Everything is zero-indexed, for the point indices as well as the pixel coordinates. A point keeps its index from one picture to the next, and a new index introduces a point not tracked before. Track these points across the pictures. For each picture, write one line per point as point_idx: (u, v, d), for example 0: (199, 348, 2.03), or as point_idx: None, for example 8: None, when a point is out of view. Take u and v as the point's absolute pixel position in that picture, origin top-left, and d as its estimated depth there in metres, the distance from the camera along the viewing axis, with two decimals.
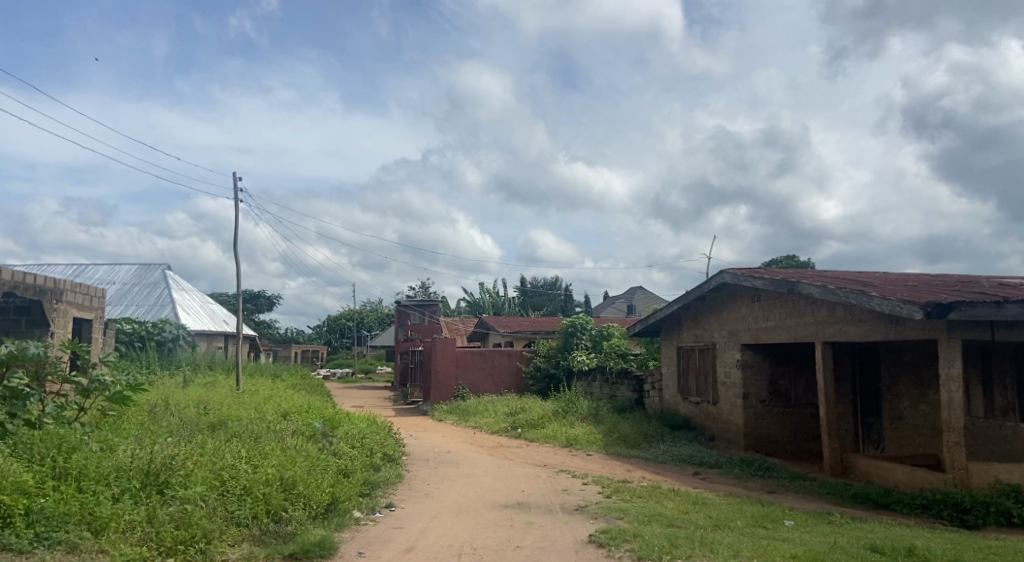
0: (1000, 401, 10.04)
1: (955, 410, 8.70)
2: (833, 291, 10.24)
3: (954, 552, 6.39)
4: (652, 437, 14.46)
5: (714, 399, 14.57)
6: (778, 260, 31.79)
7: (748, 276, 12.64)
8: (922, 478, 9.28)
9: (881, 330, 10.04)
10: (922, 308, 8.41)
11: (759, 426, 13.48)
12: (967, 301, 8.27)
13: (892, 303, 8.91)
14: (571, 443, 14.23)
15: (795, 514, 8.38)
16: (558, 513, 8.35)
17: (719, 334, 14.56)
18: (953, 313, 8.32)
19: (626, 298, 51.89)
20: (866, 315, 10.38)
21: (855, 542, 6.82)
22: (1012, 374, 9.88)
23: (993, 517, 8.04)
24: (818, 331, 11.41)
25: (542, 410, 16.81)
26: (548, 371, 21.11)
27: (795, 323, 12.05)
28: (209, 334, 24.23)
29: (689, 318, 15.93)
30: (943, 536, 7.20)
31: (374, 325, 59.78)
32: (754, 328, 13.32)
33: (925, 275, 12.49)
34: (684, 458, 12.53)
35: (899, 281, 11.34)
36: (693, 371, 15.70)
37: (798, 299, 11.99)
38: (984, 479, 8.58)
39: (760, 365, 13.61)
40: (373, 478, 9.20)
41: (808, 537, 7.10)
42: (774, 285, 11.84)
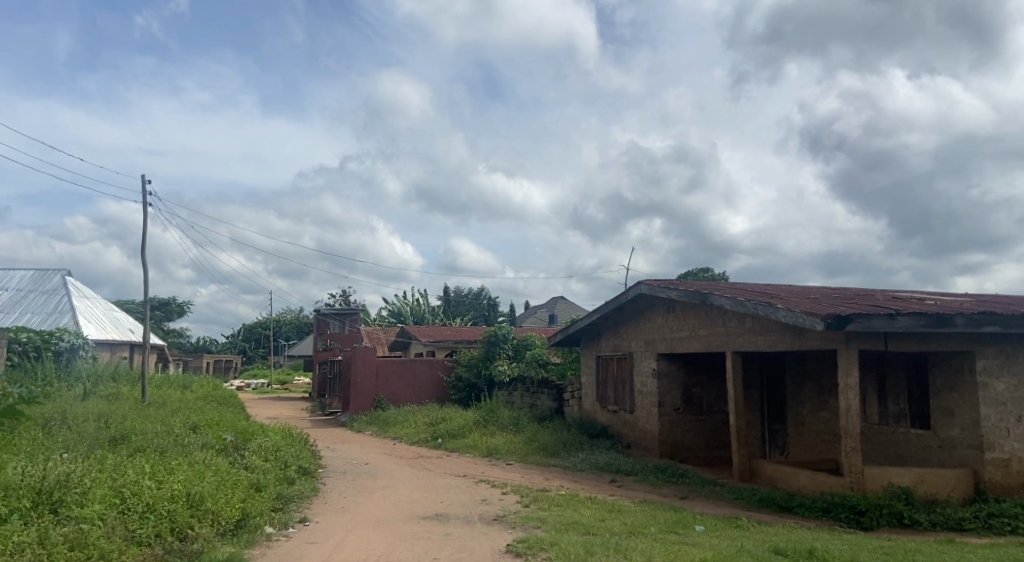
0: (894, 408, 10.67)
1: (853, 417, 9.18)
2: (742, 302, 10.65)
3: (850, 551, 6.76)
4: (571, 445, 14.65)
5: (631, 408, 14.89)
6: (693, 270, 32.83)
7: (664, 287, 13.00)
8: (822, 482, 9.72)
9: (787, 340, 10.49)
10: (823, 319, 8.80)
11: (673, 434, 13.85)
12: (864, 313, 8.70)
13: (796, 315, 9.33)
14: (491, 453, 14.26)
15: (705, 519, 8.65)
16: (477, 523, 8.35)
17: (636, 344, 14.91)
18: (851, 324, 8.72)
19: (548, 308, 52.42)
20: (772, 326, 10.84)
21: (761, 544, 7.10)
22: (903, 383, 10.51)
23: (887, 519, 8.50)
24: (729, 341, 11.83)
25: (463, 420, 16.77)
26: (470, 381, 21.04)
27: (707, 333, 12.47)
28: (112, 343, 23.11)
29: (608, 328, 16.23)
30: (840, 538, 7.58)
31: (291, 333, 58.36)
32: (669, 338, 13.70)
33: (828, 288, 13.12)
34: (601, 466, 12.75)
35: (802, 292, 12.16)
36: (611, 379, 16.00)
37: (711, 310, 12.42)
38: (878, 482, 9.04)
39: (675, 374, 14.00)
40: (286, 493, 8.93)
41: (717, 541, 7.35)
42: (688, 297, 12.22)
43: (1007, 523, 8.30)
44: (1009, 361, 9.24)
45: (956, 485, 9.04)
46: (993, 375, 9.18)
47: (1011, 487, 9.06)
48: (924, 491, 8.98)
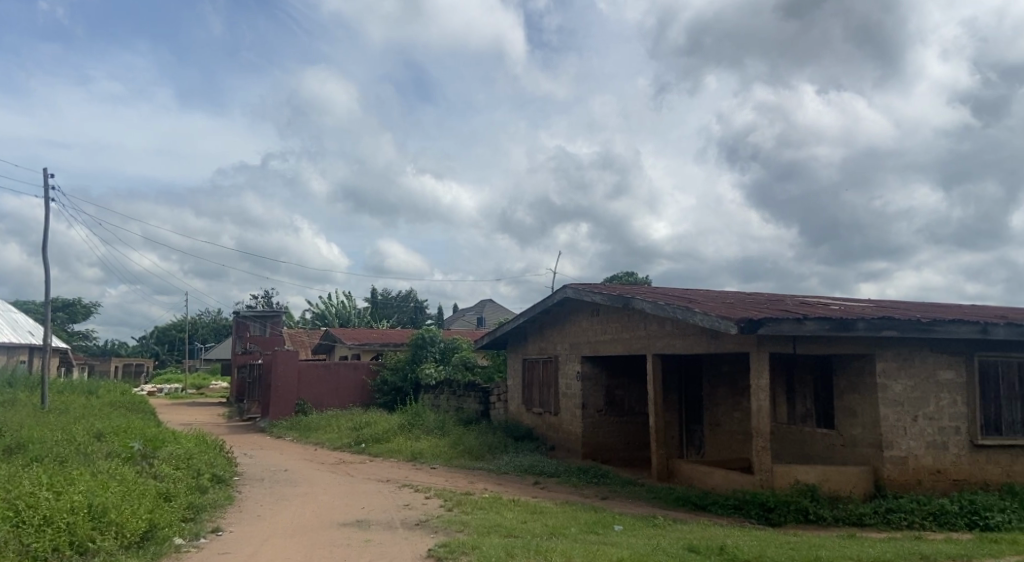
0: (801, 409, 11.16)
1: (763, 417, 9.53)
2: (662, 306, 10.92)
3: (758, 547, 7.02)
4: (496, 447, 14.68)
5: (555, 410, 15.05)
6: (619, 274, 33.39)
7: (589, 291, 13.20)
8: (735, 480, 10.05)
9: (704, 343, 10.81)
10: (736, 323, 9.12)
11: (595, 436, 14.06)
12: (774, 317, 9.06)
13: (712, 319, 9.63)
14: (415, 457, 14.15)
15: (624, 518, 8.81)
16: (398, 529, 8.28)
17: (561, 347, 15.08)
18: (762, 328, 9.06)
19: (476, 310, 52.40)
20: (690, 330, 11.15)
21: (676, 543, 7.28)
22: (810, 385, 11.00)
23: (794, 515, 8.86)
24: (650, 344, 12.10)
25: (387, 424, 16.59)
26: (395, 384, 20.83)
27: (630, 337, 12.72)
28: (10, 346, 21.83)
29: (534, 331, 16.35)
30: (750, 534, 7.86)
31: (208, 336, 56.49)
32: (593, 341, 13.91)
33: (743, 293, 13.58)
34: (525, 468, 12.83)
35: (719, 297, 12.55)
36: (536, 382, 16.13)
37: (633, 314, 12.68)
38: (786, 479, 9.43)
39: (598, 377, 14.23)
40: (197, 502, 8.62)
41: (634, 541, 7.50)
42: (611, 301, 12.45)
43: (903, 518, 8.78)
44: (906, 364, 9.79)
45: (858, 482, 9.50)
46: (891, 377, 9.70)
47: (908, 483, 9.59)
48: (828, 488, 9.40)
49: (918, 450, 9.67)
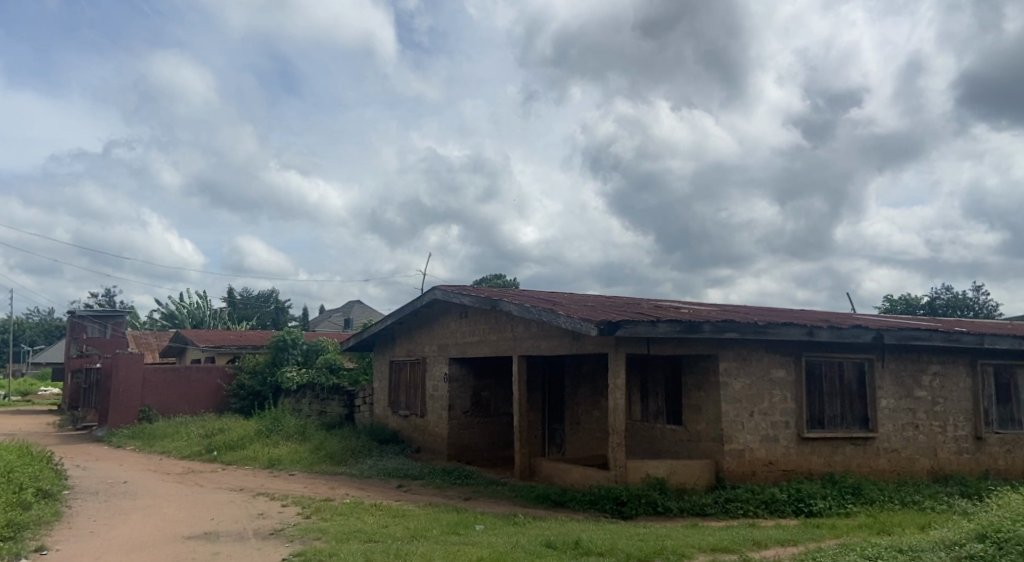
0: (654, 406, 11.72)
1: (619, 414, 9.91)
2: (528, 308, 11.12)
3: (611, 540, 7.29)
4: (359, 452, 14.39)
5: (421, 413, 14.95)
6: (488, 277, 33.64)
7: (457, 292, 13.21)
8: (591, 476, 10.39)
9: (566, 345, 11.10)
10: (596, 325, 9.43)
11: (461, 437, 14.08)
12: (631, 319, 9.44)
13: (574, 321, 9.91)
14: (272, 464, 13.60)
15: (485, 518, 8.88)
16: (251, 539, 7.92)
17: (429, 349, 15.00)
18: (620, 329, 9.42)
19: (342, 312, 51.11)
20: (554, 332, 11.41)
21: (534, 539, 7.42)
22: (662, 383, 11.57)
23: (644, 507, 9.29)
24: (515, 346, 12.27)
25: (243, 431, 15.84)
26: (253, 388, 19.91)
27: (496, 338, 12.85)
28: None
29: (402, 333, 16.17)
30: (605, 528, 8.16)
31: (39, 338, 51.70)
32: (461, 343, 13.94)
33: (604, 296, 14.08)
34: (388, 472, 12.66)
35: (582, 299, 12.93)
36: (403, 385, 15.97)
37: (500, 316, 12.82)
38: (638, 474, 9.86)
39: (465, 378, 14.27)
40: (19, 520, 7.84)
41: (495, 539, 7.56)
42: (479, 302, 12.53)
43: (740, 507, 9.41)
44: (745, 363, 10.51)
45: (701, 475, 10.09)
46: (732, 376, 10.38)
47: (744, 474, 10.29)
48: (675, 481, 9.93)
49: (754, 443, 10.41)
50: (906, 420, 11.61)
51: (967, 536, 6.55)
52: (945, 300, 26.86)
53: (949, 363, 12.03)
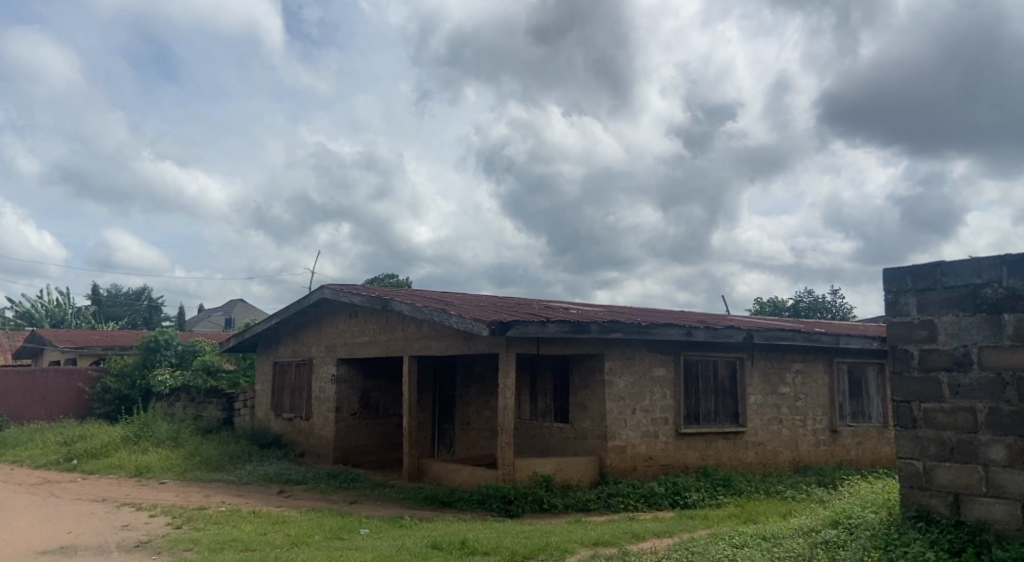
0: (542, 405, 11.93)
1: (508, 414, 10.00)
2: (419, 308, 11.05)
3: (497, 539, 7.36)
4: (238, 457, 13.84)
5: (306, 415, 14.55)
6: (376, 277, 33.14)
7: (346, 292, 12.95)
8: (479, 475, 10.44)
9: (457, 345, 11.11)
10: (488, 325, 9.49)
11: (348, 439, 13.81)
12: (522, 320, 9.56)
13: (465, 321, 9.93)
14: (141, 472, 12.86)
15: (370, 521, 8.76)
16: (115, 553, 7.47)
17: (315, 349, 14.63)
18: (511, 329, 9.52)
19: (222, 312, 48.89)
20: (444, 332, 11.40)
21: (419, 541, 7.39)
22: (551, 383, 11.80)
23: (531, 505, 9.43)
24: (405, 346, 12.16)
25: (109, 437, 14.89)
26: (120, 392, 18.75)
27: (386, 339, 12.70)
28: None
29: (287, 333, 15.69)
30: (491, 527, 8.23)
31: None
32: (349, 343, 13.67)
33: (495, 297, 14.21)
34: (269, 477, 12.25)
35: (473, 300, 12.99)
36: (287, 387, 15.49)
37: (390, 316, 12.67)
38: (525, 472, 10.01)
39: (353, 379, 14.00)
40: None
41: (379, 543, 7.48)
42: (369, 302, 12.32)
43: (621, 502, 9.72)
44: (628, 362, 10.87)
45: (585, 471, 10.35)
46: (616, 374, 10.71)
47: (626, 469, 10.64)
48: (561, 478, 10.15)
49: (635, 439, 10.79)
50: (772, 415, 12.36)
51: (822, 523, 7.06)
52: (807, 303, 28.83)
53: (810, 362, 12.91)
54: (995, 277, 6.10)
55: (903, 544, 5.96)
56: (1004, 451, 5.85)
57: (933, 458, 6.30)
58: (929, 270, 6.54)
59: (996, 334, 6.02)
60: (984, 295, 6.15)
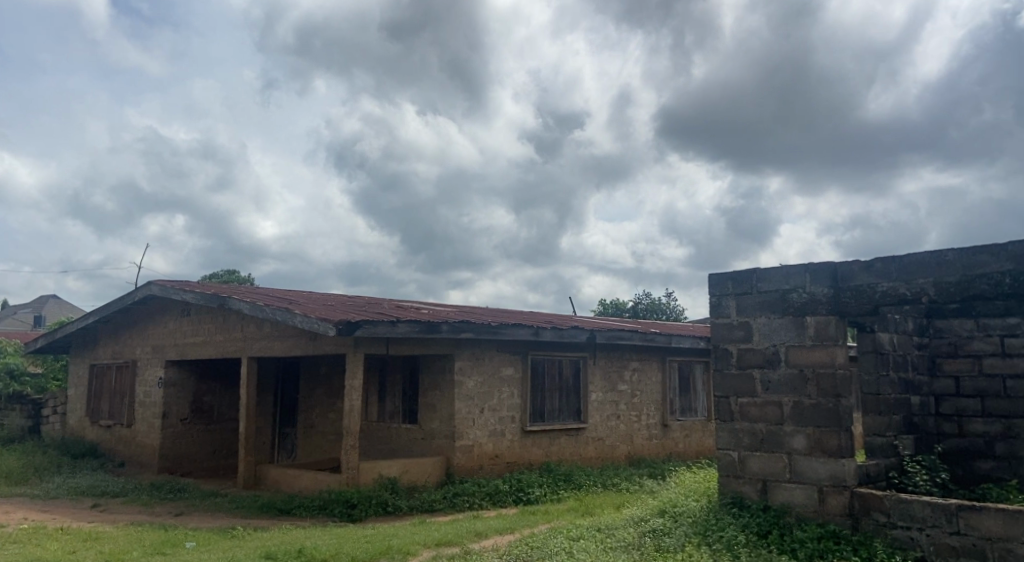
0: (389, 407, 11.80)
1: (354, 416, 9.76)
2: (260, 307, 10.56)
3: (336, 545, 7.17)
4: (45, 469, 12.58)
5: (128, 422, 13.49)
6: (214, 273, 31.40)
7: (177, 289, 12.15)
8: (321, 481, 10.14)
9: (301, 345, 10.73)
10: (334, 325, 9.23)
11: (175, 447, 12.94)
12: (370, 320, 9.39)
13: (310, 321, 9.61)
14: None
15: (197, 534, 8.25)
16: None
17: (141, 351, 13.61)
18: (359, 329, 9.33)
19: (31, 309, 44.33)
20: (287, 332, 10.98)
21: (252, 552, 7.06)
22: (399, 383, 11.70)
23: (375, 508, 9.27)
24: (244, 347, 11.59)
25: None
26: None
27: (222, 339, 12.04)
28: None
29: (108, 333, 14.48)
30: (331, 533, 8.02)
31: None
32: (180, 344, 12.84)
33: (342, 296, 13.88)
34: (82, 491, 11.23)
35: (319, 299, 12.60)
36: (106, 391, 14.29)
37: (228, 315, 12.03)
38: (370, 475, 9.84)
39: (184, 382, 13.16)
40: None
41: (208, 556, 7.06)
42: (204, 300, 11.63)
43: (467, 501, 9.79)
44: (477, 362, 10.98)
45: (431, 472, 10.35)
46: (465, 374, 10.78)
47: (472, 468, 10.73)
48: (407, 479, 10.08)
49: (482, 438, 10.91)
50: (611, 411, 12.94)
51: (651, 512, 7.48)
52: (645, 304, 30.46)
53: (645, 360, 13.65)
54: (800, 283, 6.75)
55: (720, 529, 6.44)
56: (804, 440, 6.47)
57: (746, 448, 6.86)
58: (747, 277, 7.11)
59: (801, 334, 6.65)
60: (792, 299, 6.77)
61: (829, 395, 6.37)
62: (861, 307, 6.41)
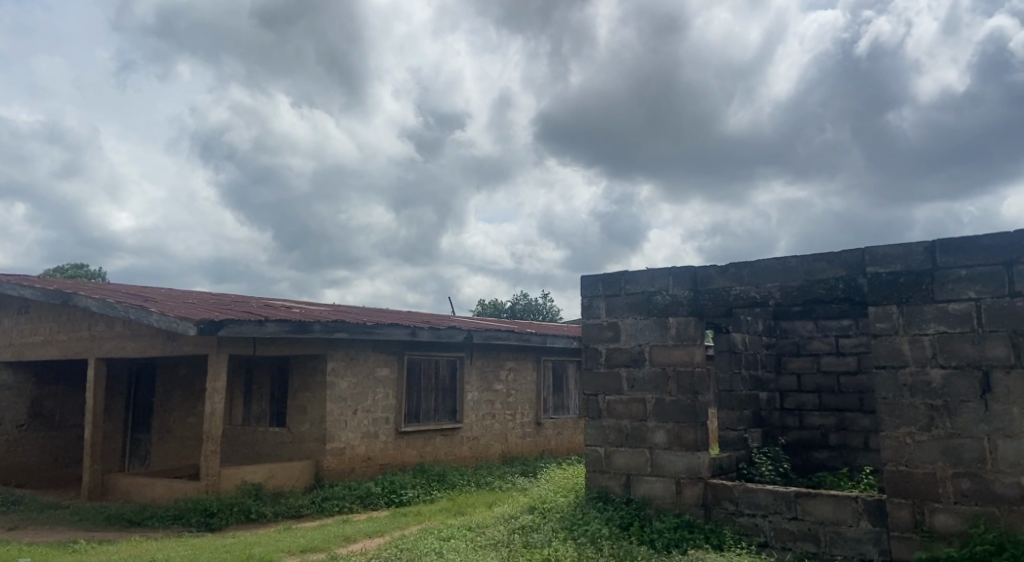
0: (255, 409, 11.35)
1: (216, 420, 9.31)
2: (111, 305, 9.87)
3: (191, 556, 6.81)
4: None
5: None
6: (63, 267, 29.06)
7: (14, 284, 11.15)
8: (178, 489, 9.60)
9: (158, 345, 10.11)
10: (195, 324, 8.77)
11: (10, 456, 11.87)
12: (234, 319, 8.99)
13: (168, 320, 9.08)
14: None
15: (33, 549, 7.59)
16: None
17: None
18: (223, 329, 8.91)
19: None
20: (142, 331, 10.33)
21: None
22: (266, 385, 11.28)
23: (236, 516, 8.88)
24: (92, 347, 10.79)
25: None
26: None
27: (67, 338, 11.15)
28: None
29: None
30: (187, 543, 7.61)
31: None
32: (17, 344, 11.78)
33: (206, 294, 13.21)
34: None
35: (179, 296, 11.94)
36: None
37: (75, 313, 11.16)
38: (232, 481, 9.41)
39: (21, 386, 12.09)
40: None
41: None
42: (47, 297, 10.74)
43: (335, 505, 9.57)
44: (350, 363, 10.75)
45: (298, 476, 10.04)
46: (338, 375, 10.55)
47: (342, 471, 10.50)
48: (272, 484, 9.73)
49: (353, 441, 10.69)
50: (486, 410, 13.03)
51: (520, 509, 7.61)
52: (522, 304, 30.95)
53: (520, 360, 13.85)
54: (664, 286, 7.08)
55: (585, 523, 6.64)
56: (665, 435, 6.79)
57: (612, 444, 7.11)
58: (616, 279, 7.38)
59: (664, 334, 6.97)
60: (657, 301, 7.09)
61: (687, 392, 6.71)
62: (717, 309, 6.79)
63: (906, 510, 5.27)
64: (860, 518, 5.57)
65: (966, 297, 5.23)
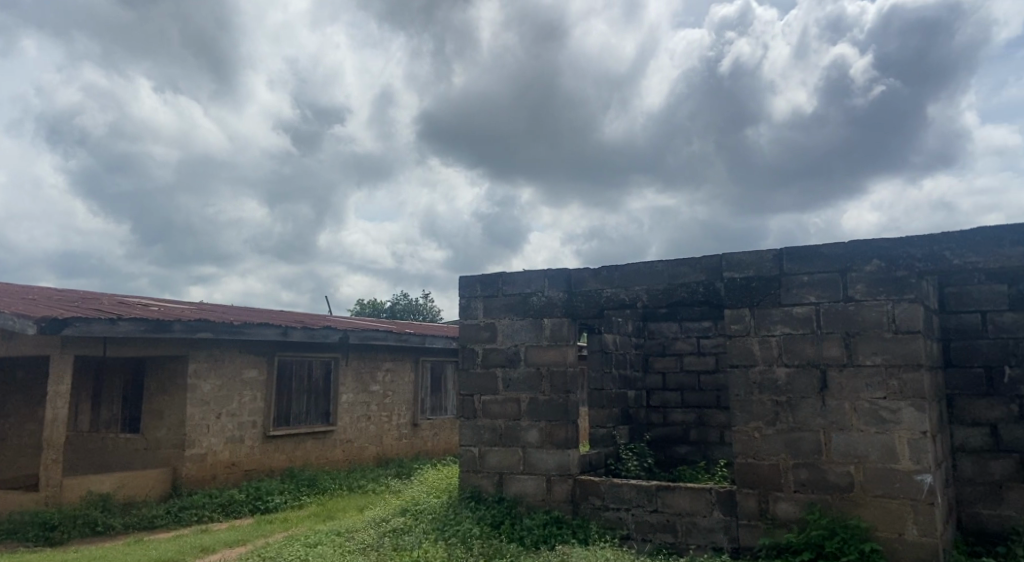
0: (105, 414, 10.61)
1: (58, 427, 8.60)
2: None
3: None
4: None
5: None
6: None
7: None
8: None
9: None
10: (35, 322, 8.09)
11: None
12: (82, 317, 8.37)
13: (4, 317, 8.33)
14: None
15: None
16: None
17: None
18: (68, 328, 8.28)
19: None
20: None
21: None
22: (118, 388, 10.56)
23: (79, 529, 8.25)
24: None
25: None
26: None
27: None
28: None
29: None
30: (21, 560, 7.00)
31: None
32: None
33: (53, 290, 12.22)
34: None
35: (19, 292, 10.96)
36: None
37: None
38: (76, 492, 8.74)
39: None
40: None
41: None
42: None
43: (193, 514, 9.09)
44: (215, 364, 10.26)
45: (153, 485, 9.46)
46: (201, 377, 10.04)
47: (203, 479, 9.99)
48: (122, 494, 9.11)
49: (216, 446, 10.21)
50: (361, 412, 12.79)
51: (392, 512, 7.53)
52: (403, 305, 30.62)
53: (397, 361, 13.69)
54: (540, 287, 7.22)
55: (456, 523, 6.65)
56: (537, 434, 6.93)
57: (486, 444, 7.17)
58: (494, 280, 7.44)
59: (538, 335, 7.10)
60: (533, 302, 7.22)
61: (560, 391, 6.88)
62: (589, 310, 7.00)
63: (753, 499, 5.65)
64: (713, 509, 5.90)
65: (808, 301, 5.66)
